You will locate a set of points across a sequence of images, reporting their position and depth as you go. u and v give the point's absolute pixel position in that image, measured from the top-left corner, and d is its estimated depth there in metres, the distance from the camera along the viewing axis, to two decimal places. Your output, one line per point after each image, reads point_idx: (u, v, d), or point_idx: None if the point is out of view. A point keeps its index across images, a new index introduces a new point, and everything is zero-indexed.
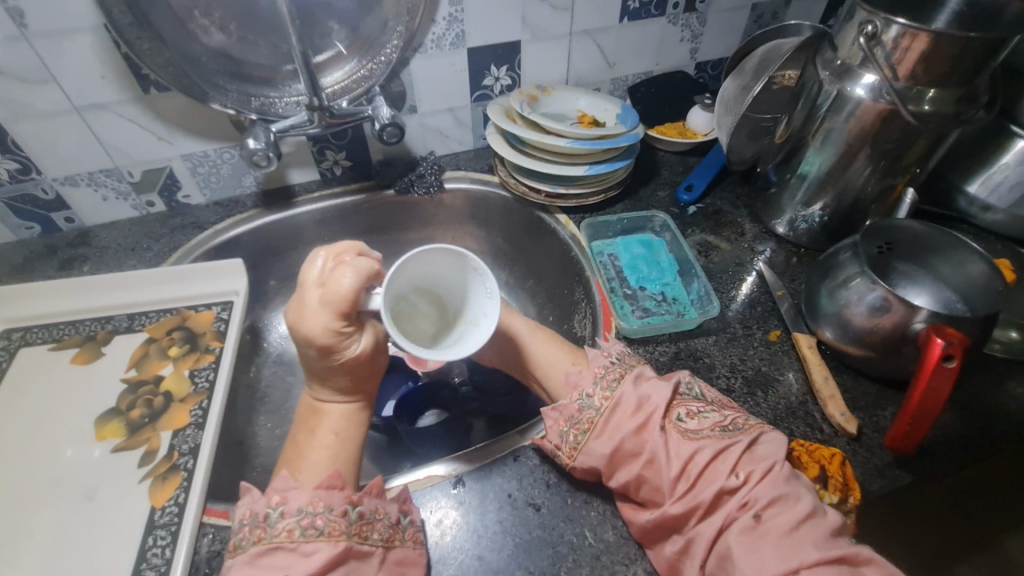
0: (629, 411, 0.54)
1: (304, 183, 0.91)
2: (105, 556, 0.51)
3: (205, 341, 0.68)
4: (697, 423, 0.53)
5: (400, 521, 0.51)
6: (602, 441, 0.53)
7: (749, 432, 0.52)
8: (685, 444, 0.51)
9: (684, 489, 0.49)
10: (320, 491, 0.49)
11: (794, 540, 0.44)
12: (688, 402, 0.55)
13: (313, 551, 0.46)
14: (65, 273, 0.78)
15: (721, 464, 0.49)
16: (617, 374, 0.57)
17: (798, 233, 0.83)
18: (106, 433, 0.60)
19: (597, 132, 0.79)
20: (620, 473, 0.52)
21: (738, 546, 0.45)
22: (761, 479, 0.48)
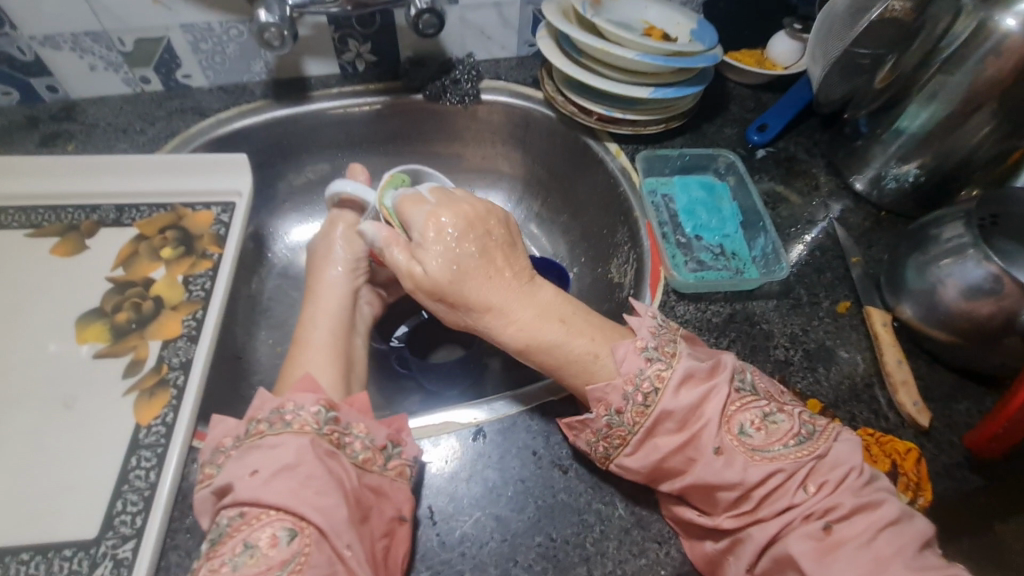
0: (677, 422, 0.44)
1: (321, 76, 0.79)
2: (81, 472, 0.45)
3: (202, 245, 0.60)
4: (764, 435, 0.43)
5: (384, 447, 0.47)
6: (639, 458, 0.45)
7: (824, 442, 0.43)
8: (754, 466, 0.42)
9: (737, 503, 0.43)
10: (294, 394, 0.46)
11: (873, 554, 0.39)
12: (751, 406, 0.45)
13: (277, 445, 0.42)
14: (47, 150, 0.69)
15: (792, 483, 0.42)
16: (654, 381, 0.45)
17: (882, 193, 0.72)
18: (89, 336, 0.53)
19: (671, 46, 0.66)
20: (665, 481, 0.45)
21: (804, 560, 0.39)
22: (834, 491, 0.41)
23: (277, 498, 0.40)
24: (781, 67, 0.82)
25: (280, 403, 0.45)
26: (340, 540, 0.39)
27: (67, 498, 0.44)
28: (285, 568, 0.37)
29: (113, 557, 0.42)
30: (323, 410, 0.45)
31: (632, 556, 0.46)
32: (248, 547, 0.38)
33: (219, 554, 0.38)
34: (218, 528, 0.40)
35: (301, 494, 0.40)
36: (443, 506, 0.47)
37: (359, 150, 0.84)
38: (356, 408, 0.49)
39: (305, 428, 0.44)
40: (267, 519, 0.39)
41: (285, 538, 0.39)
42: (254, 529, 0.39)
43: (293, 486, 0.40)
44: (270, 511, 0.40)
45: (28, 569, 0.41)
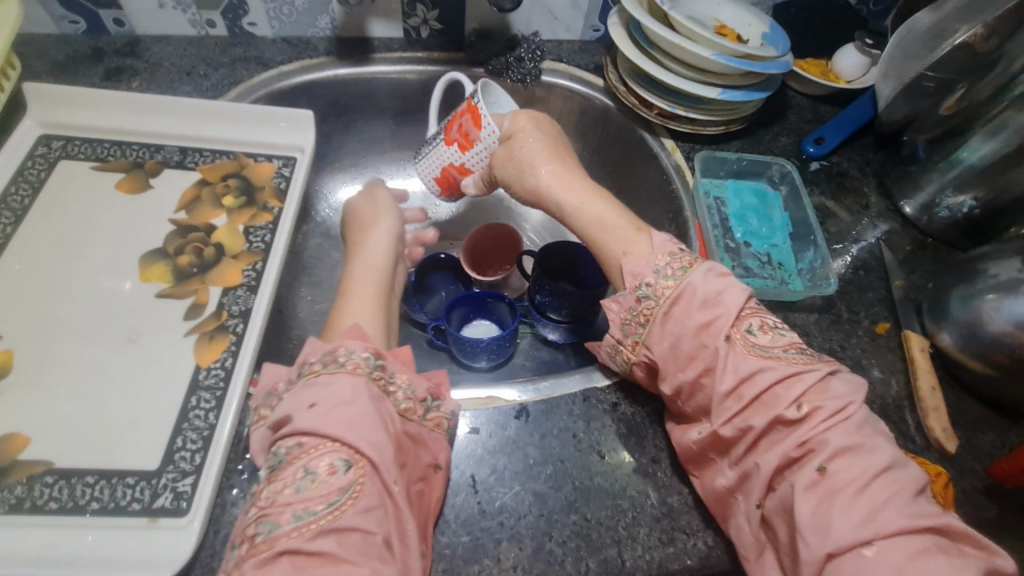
0: (698, 304, 0.48)
1: (384, 39, 0.78)
2: (144, 405, 0.47)
3: (263, 197, 0.61)
4: (769, 338, 0.47)
5: (424, 399, 0.47)
6: (662, 335, 0.48)
7: (823, 363, 0.46)
8: (748, 359, 0.45)
9: (733, 407, 0.45)
10: (346, 341, 0.47)
11: (869, 499, 0.39)
12: (763, 315, 0.49)
13: (331, 382, 0.43)
14: (111, 84, 0.69)
15: (784, 392, 0.44)
16: (684, 262, 0.50)
17: (931, 221, 0.72)
18: (151, 275, 0.54)
19: (746, 49, 0.65)
20: (672, 370, 0.48)
21: (800, 504, 0.40)
22: (829, 416, 0.42)
23: (332, 430, 0.40)
24: (846, 80, 0.81)
25: (333, 348, 0.46)
26: (388, 475, 0.40)
27: (130, 428, 0.46)
28: (345, 495, 0.38)
29: (172, 490, 0.44)
30: (372, 356, 0.46)
31: (661, 544, 0.47)
32: (308, 473, 0.39)
33: (281, 479, 0.39)
34: (277, 456, 0.41)
35: (355, 430, 0.40)
36: (483, 476, 0.49)
37: (412, 117, 0.84)
38: (401, 360, 0.49)
39: (358, 369, 0.44)
40: (325, 449, 0.39)
41: (342, 466, 0.39)
42: (312, 457, 0.39)
43: (350, 417, 0.41)
44: (327, 442, 0.40)
45: (93, 493, 0.43)
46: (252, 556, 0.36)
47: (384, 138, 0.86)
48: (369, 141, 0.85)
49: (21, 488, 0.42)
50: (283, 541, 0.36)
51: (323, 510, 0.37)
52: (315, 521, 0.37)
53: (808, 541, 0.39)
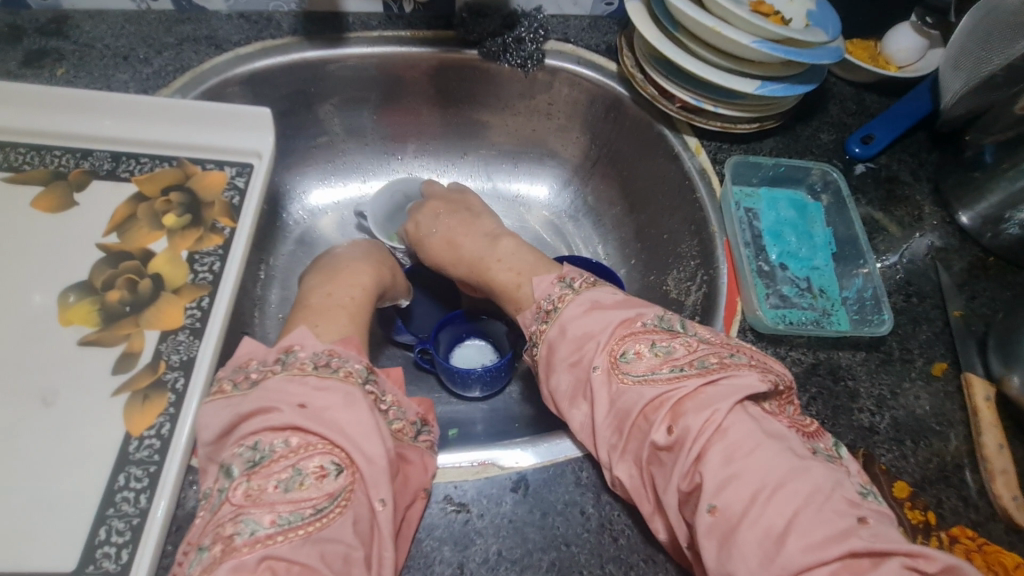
0: (566, 344, 0.46)
1: (360, 13, 0.67)
2: (60, 486, 0.39)
3: (212, 215, 0.51)
4: (645, 362, 0.42)
5: (415, 422, 0.44)
6: (551, 374, 0.47)
7: (695, 375, 0.40)
8: (623, 390, 0.41)
9: (620, 439, 0.41)
10: (342, 347, 0.43)
11: (763, 526, 0.33)
12: (641, 333, 0.44)
13: (325, 386, 0.39)
14: (32, 70, 0.58)
15: (656, 418, 0.39)
16: (557, 302, 0.49)
17: (997, 239, 0.62)
18: (73, 317, 0.45)
19: (792, 33, 0.54)
20: (565, 408, 0.46)
21: (706, 557, 0.35)
22: (700, 438, 0.37)
23: (323, 429, 0.36)
24: (896, 66, 0.70)
25: (326, 351, 0.42)
26: (377, 492, 0.36)
27: (42, 517, 0.38)
28: (333, 503, 0.34)
29: None
30: (366, 369, 0.42)
31: None
32: (296, 474, 0.35)
33: (263, 476, 0.35)
34: (260, 448, 0.36)
35: (346, 432, 0.37)
36: (475, 568, 0.41)
37: (395, 106, 0.73)
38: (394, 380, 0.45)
39: (351, 378, 0.40)
40: (315, 449, 0.36)
41: (332, 473, 0.35)
42: (302, 457, 0.35)
43: (343, 420, 0.37)
44: (317, 442, 0.36)
45: None
46: (229, 558, 0.31)
47: (364, 130, 0.75)
48: (347, 133, 0.74)
49: None
50: (264, 545, 0.32)
51: (308, 516, 0.33)
52: (299, 528, 0.33)
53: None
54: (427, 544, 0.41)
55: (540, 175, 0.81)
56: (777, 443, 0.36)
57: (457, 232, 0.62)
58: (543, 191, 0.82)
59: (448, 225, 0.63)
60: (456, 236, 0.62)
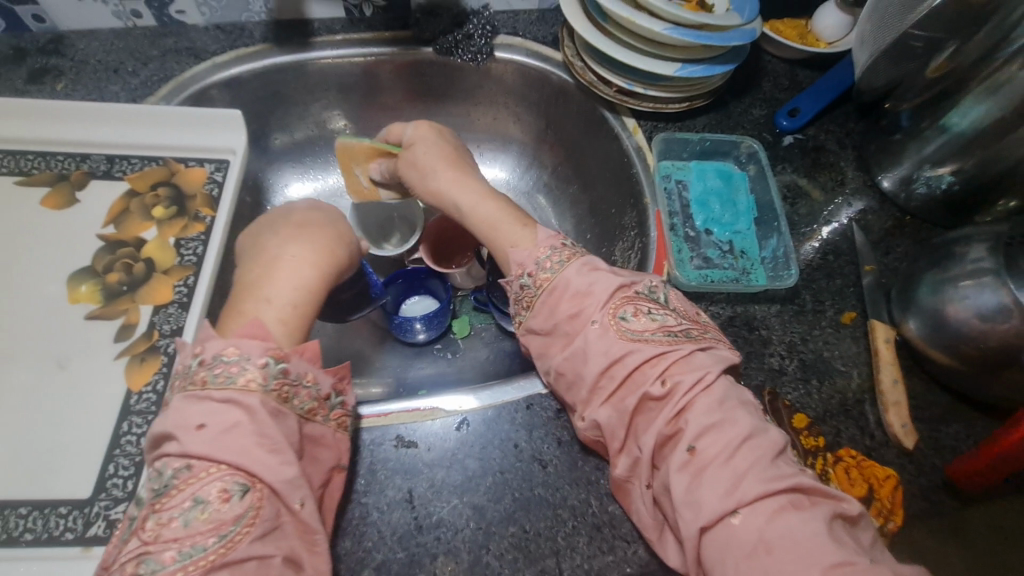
0: (568, 295, 0.50)
1: (324, 20, 0.73)
2: (74, 434, 0.47)
3: (195, 206, 0.59)
4: (641, 323, 0.48)
5: (328, 398, 0.47)
6: (540, 319, 0.51)
7: (688, 343, 0.46)
8: (620, 344, 0.47)
9: (610, 390, 0.46)
10: (239, 340, 0.45)
11: (731, 468, 0.40)
12: (638, 300, 0.49)
13: (224, 399, 0.42)
14: (36, 87, 0.65)
15: (652, 372, 0.45)
16: (562, 256, 0.52)
17: (911, 197, 0.68)
18: (80, 297, 0.53)
19: (704, 20, 0.60)
20: (555, 349, 0.50)
21: (674, 486, 0.41)
22: (688, 393, 0.43)
23: (227, 455, 0.39)
24: (825, 43, 0.75)
25: (223, 349, 0.44)
26: (294, 500, 0.41)
27: (59, 459, 0.46)
28: (237, 525, 0.38)
29: (105, 518, 0.44)
30: (271, 360, 0.44)
31: (601, 552, 0.47)
32: (197, 502, 0.38)
33: (166, 508, 0.38)
34: (164, 478, 0.40)
35: (253, 454, 0.40)
36: (423, 492, 0.48)
37: (362, 102, 0.80)
38: (308, 357, 0.47)
39: (252, 386, 0.43)
40: (217, 474, 0.39)
41: (237, 494, 0.39)
42: (203, 484, 0.39)
43: (249, 445, 0.40)
44: (220, 466, 0.39)
45: (26, 524, 0.43)
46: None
47: (336, 126, 0.82)
48: (321, 129, 0.82)
49: None
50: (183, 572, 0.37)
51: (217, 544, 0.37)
52: (200, 558, 0.37)
53: (684, 517, 0.40)
54: (382, 473, 0.49)
55: (502, 160, 0.88)
56: (750, 407, 0.44)
57: (460, 172, 0.62)
58: (505, 175, 0.88)
59: (455, 164, 0.63)
60: (458, 174, 0.62)
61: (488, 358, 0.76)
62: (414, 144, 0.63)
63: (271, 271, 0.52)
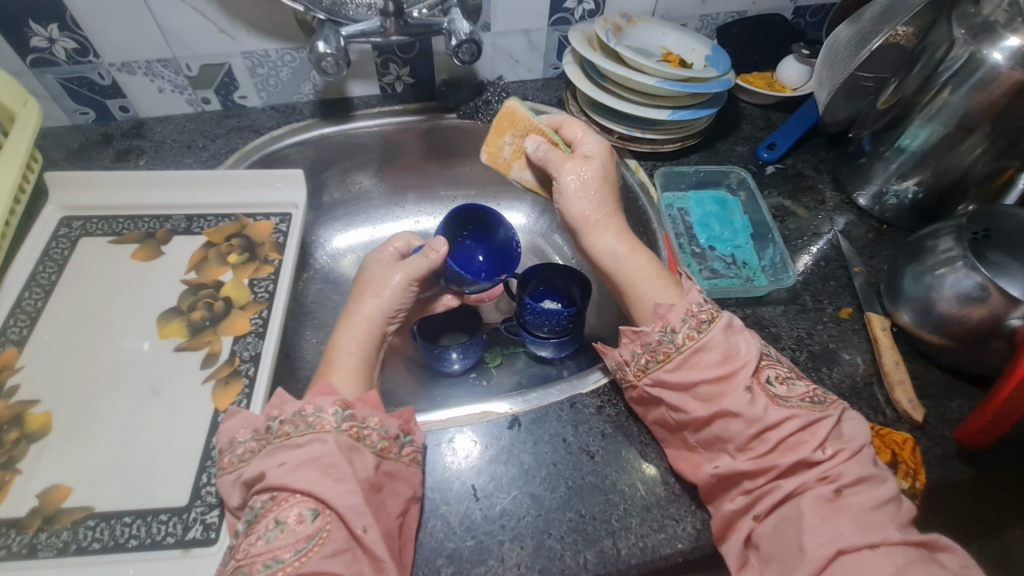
0: (717, 356, 0.51)
1: (362, 97, 0.86)
2: (168, 450, 0.52)
3: (264, 251, 0.67)
4: (785, 389, 0.51)
5: (398, 437, 0.51)
6: (677, 374, 0.52)
7: (836, 406, 0.50)
8: (774, 410, 0.49)
9: (759, 449, 0.48)
10: (314, 397, 0.50)
11: (877, 516, 0.44)
12: (776, 366, 0.53)
13: (304, 443, 0.46)
14: (121, 164, 0.76)
15: (806, 437, 0.48)
16: (708, 316, 0.53)
17: (884, 208, 0.77)
18: (168, 331, 0.61)
19: (688, 73, 0.72)
20: (691, 404, 0.51)
21: (812, 516, 0.44)
22: (847, 457, 0.47)
23: (301, 483, 0.44)
24: (791, 88, 0.88)
25: (301, 406, 0.49)
26: (355, 522, 0.44)
27: (157, 472, 0.51)
28: (310, 542, 0.42)
29: (201, 522, 0.48)
30: (341, 407, 0.49)
31: (653, 531, 0.51)
32: (278, 524, 0.43)
33: (255, 531, 0.43)
34: (254, 509, 0.45)
35: (324, 483, 0.45)
36: (484, 485, 0.53)
37: (393, 163, 0.91)
38: (371, 405, 0.51)
39: (325, 428, 0.47)
40: (293, 501, 0.44)
41: (309, 516, 0.43)
42: (283, 509, 0.44)
43: (314, 475, 0.45)
44: (296, 495, 0.44)
45: (131, 531, 0.48)
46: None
47: (372, 186, 0.93)
48: (359, 189, 0.92)
49: (66, 533, 0.47)
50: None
51: (291, 557, 0.41)
52: (282, 568, 0.41)
53: (818, 543, 0.43)
54: (447, 471, 0.54)
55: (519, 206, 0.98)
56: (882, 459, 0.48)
57: (613, 218, 0.65)
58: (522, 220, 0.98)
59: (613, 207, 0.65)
60: (609, 217, 0.64)
61: (521, 382, 0.82)
62: (586, 157, 0.66)
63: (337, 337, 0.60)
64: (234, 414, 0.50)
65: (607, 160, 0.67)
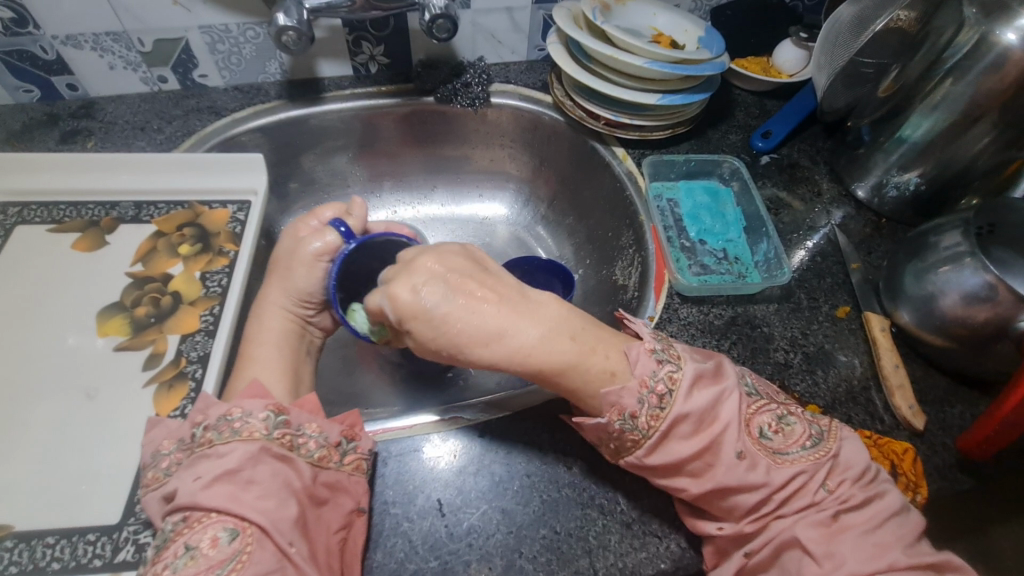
0: (698, 421, 0.45)
1: (333, 77, 0.80)
2: (101, 461, 0.48)
3: (218, 242, 0.62)
4: (782, 438, 0.45)
5: (338, 444, 0.48)
6: (665, 453, 0.45)
7: (835, 443, 0.45)
8: (778, 469, 0.44)
9: (762, 509, 0.44)
10: (243, 401, 0.47)
11: (875, 540, 0.41)
12: (767, 410, 0.47)
13: (225, 453, 0.43)
14: (68, 147, 0.70)
15: (812, 482, 0.44)
16: (667, 383, 0.46)
17: (883, 201, 0.73)
18: (109, 329, 0.55)
19: (678, 54, 0.67)
20: (682, 482, 0.45)
21: (812, 544, 0.41)
22: (853, 487, 0.43)
23: (215, 502, 0.41)
24: (786, 74, 0.83)
25: (228, 410, 0.46)
26: (285, 536, 0.41)
27: (88, 487, 0.46)
28: (225, 567, 0.39)
29: (134, 543, 0.44)
30: (273, 412, 0.46)
31: (634, 550, 0.47)
32: (188, 550, 0.39)
33: (162, 559, 0.39)
34: (164, 533, 0.41)
35: (240, 499, 0.41)
36: (452, 499, 0.48)
37: (367, 149, 0.86)
38: (308, 410, 0.49)
39: (254, 436, 0.44)
40: (208, 522, 0.40)
41: (226, 538, 0.40)
42: (194, 532, 0.40)
43: (231, 490, 0.41)
44: (210, 514, 0.41)
45: (53, 554, 0.43)
46: None
47: (344, 172, 0.88)
48: (329, 176, 0.87)
49: None
50: None
51: None
52: None
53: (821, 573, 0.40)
54: (412, 484, 0.49)
55: (500, 197, 0.93)
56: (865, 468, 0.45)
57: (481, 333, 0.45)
58: (504, 211, 0.93)
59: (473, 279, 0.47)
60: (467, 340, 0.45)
61: (499, 382, 0.77)
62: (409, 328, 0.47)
63: (257, 335, 0.58)
64: (156, 425, 0.47)
65: (405, 290, 0.46)
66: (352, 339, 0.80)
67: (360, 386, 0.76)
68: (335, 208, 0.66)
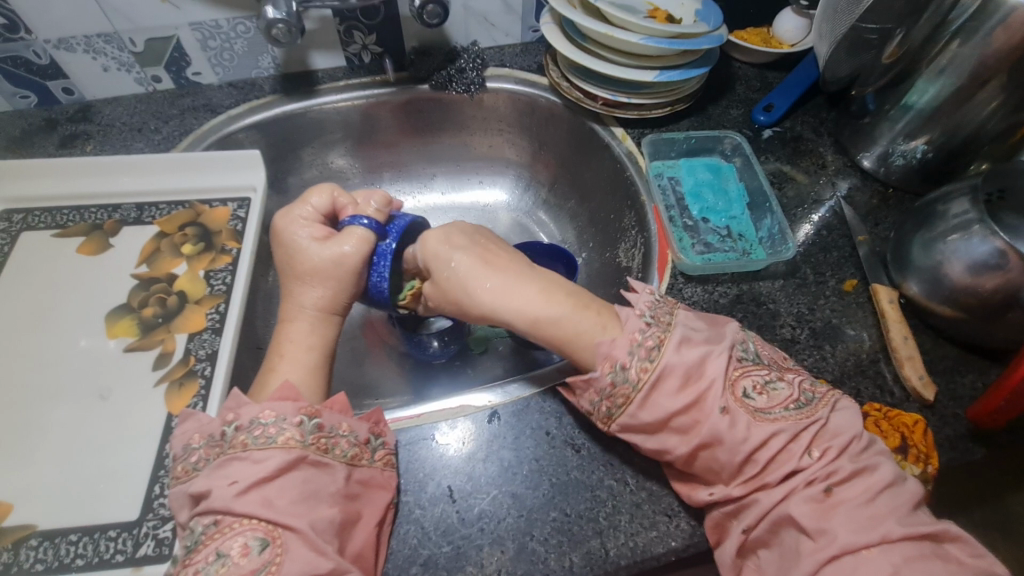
0: (680, 378, 0.46)
1: (327, 69, 0.79)
2: (118, 460, 0.49)
3: (220, 240, 0.63)
4: (766, 399, 0.45)
5: (368, 442, 0.48)
6: (647, 411, 0.46)
7: (823, 408, 0.45)
8: (758, 426, 0.44)
9: (751, 473, 0.44)
10: (273, 403, 0.47)
11: (871, 513, 0.40)
12: (752, 371, 0.47)
13: (264, 459, 0.43)
14: (67, 151, 0.71)
15: (797, 446, 0.44)
16: (656, 338, 0.47)
17: (889, 170, 0.72)
18: (118, 331, 0.56)
19: (675, 29, 0.66)
20: (672, 442, 0.46)
21: (805, 520, 0.41)
22: (840, 455, 0.43)
23: (247, 509, 0.41)
24: (788, 44, 0.81)
25: (260, 412, 0.46)
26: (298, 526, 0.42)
27: (107, 485, 0.47)
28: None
29: (155, 537, 0.45)
30: (308, 416, 0.46)
31: (644, 529, 0.48)
32: (219, 556, 0.40)
33: (193, 562, 0.40)
34: (194, 533, 0.42)
35: (273, 506, 0.42)
36: (461, 485, 0.49)
37: (364, 140, 0.86)
38: (338, 410, 0.49)
39: (290, 444, 0.44)
40: (238, 529, 0.41)
41: (256, 547, 0.41)
42: (226, 538, 0.41)
43: (264, 496, 0.42)
44: (243, 520, 0.41)
45: (77, 550, 0.44)
46: None
47: (343, 165, 0.87)
48: (328, 169, 0.87)
49: (8, 554, 0.44)
50: None
51: None
52: None
53: (816, 547, 0.40)
54: (421, 472, 0.50)
55: (501, 183, 0.93)
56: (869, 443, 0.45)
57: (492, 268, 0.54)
58: (505, 197, 0.93)
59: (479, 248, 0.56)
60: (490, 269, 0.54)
61: (507, 369, 0.77)
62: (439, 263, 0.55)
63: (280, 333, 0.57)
64: (188, 417, 0.47)
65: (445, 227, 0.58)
66: (360, 330, 0.81)
67: (370, 377, 0.77)
68: (322, 193, 0.62)
